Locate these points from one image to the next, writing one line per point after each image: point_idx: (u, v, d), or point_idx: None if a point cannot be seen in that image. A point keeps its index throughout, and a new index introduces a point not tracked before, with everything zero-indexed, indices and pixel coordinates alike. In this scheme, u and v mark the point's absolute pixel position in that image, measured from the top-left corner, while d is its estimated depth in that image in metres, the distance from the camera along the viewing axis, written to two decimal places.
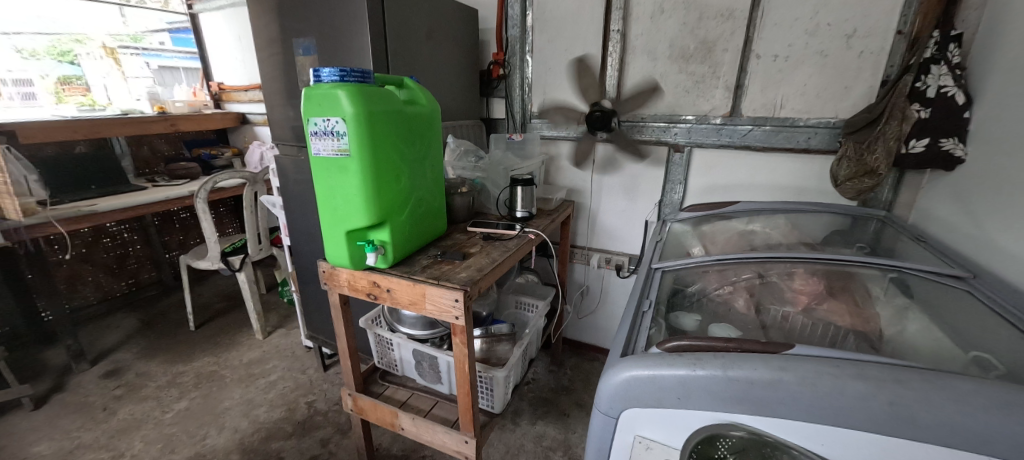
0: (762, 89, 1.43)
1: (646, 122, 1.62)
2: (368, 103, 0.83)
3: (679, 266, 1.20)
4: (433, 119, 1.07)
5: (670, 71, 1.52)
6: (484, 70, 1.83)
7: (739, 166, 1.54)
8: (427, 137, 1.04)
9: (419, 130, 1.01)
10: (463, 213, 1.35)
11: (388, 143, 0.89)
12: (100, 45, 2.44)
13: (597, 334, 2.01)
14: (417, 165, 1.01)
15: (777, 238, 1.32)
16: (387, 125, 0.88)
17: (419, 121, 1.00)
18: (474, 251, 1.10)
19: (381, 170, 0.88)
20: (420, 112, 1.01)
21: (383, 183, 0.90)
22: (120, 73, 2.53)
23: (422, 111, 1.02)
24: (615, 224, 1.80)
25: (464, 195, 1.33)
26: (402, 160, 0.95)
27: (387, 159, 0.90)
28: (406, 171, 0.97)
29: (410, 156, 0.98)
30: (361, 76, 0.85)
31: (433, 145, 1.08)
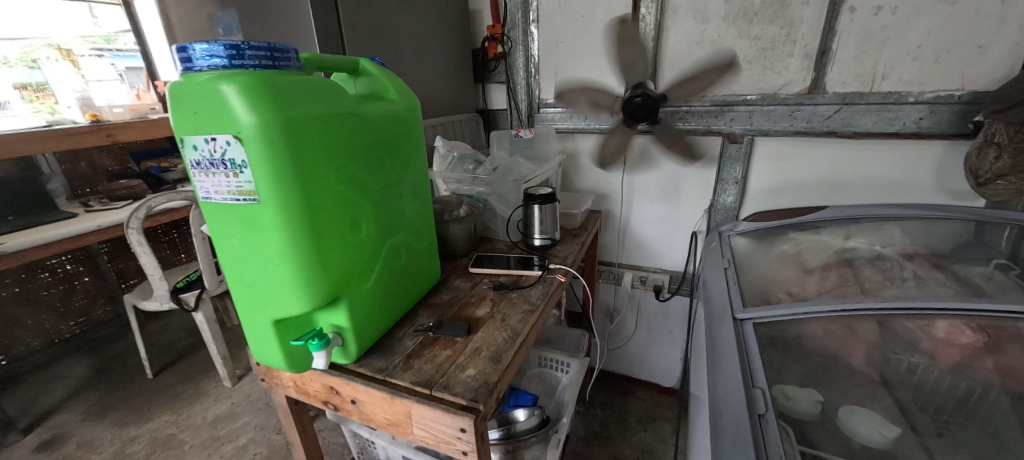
0: (856, 54, 1.06)
1: (691, 106, 1.25)
2: (287, 106, 0.46)
3: (772, 319, 0.83)
4: (412, 121, 0.70)
5: (726, 36, 1.15)
6: (478, 49, 1.45)
7: (817, 158, 1.18)
8: (403, 149, 0.68)
9: (390, 140, 0.64)
10: (463, 246, 0.99)
11: (332, 170, 0.53)
12: (57, 48, 2.05)
13: (630, 364, 1.68)
14: (389, 195, 0.65)
15: (889, 257, 0.98)
16: (328, 141, 0.52)
17: (388, 126, 0.63)
18: (483, 316, 0.75)
19: (324, 217, 0.52)
20: (389, 111, 0.64)
21: (331, 238, 0.54)
22: (81, 77, 2.12)
23: (393, 110, 0.65)
24: (651, 235, 1.45)
25: (462, 222, 0.97)
26: (362, 194, 0.58)
27: (334, 197, 0.53)
28: (371, 209, 0.61)
29: (376, 183, 0.61)
30: (271, 56, 0.47)
31: (414, 159, 0.71)
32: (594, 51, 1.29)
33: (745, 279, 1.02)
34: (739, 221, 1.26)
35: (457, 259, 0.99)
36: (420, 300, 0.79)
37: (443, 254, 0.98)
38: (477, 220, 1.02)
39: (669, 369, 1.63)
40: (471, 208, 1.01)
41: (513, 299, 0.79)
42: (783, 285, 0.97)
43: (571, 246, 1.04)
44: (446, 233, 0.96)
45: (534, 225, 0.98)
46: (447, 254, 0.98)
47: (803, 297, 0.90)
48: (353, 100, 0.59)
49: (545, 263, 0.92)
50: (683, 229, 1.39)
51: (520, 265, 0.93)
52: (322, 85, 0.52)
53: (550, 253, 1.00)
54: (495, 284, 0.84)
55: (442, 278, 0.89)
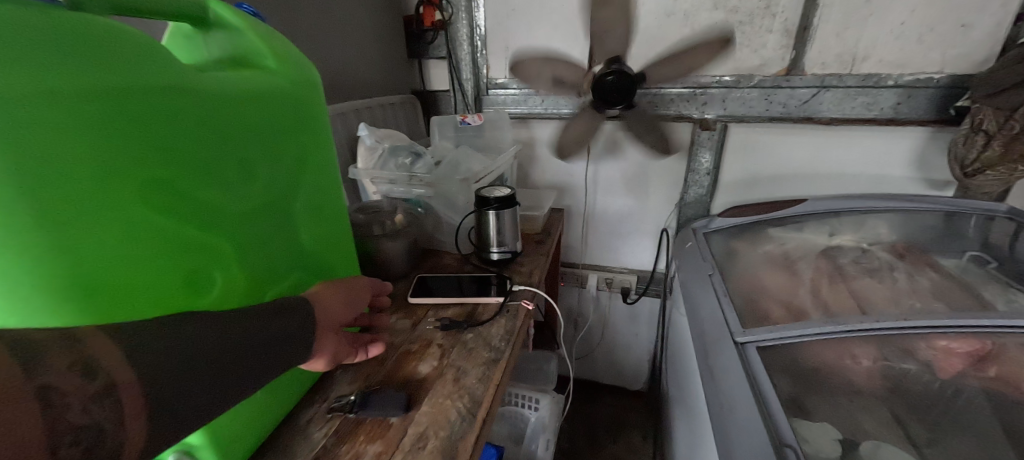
0: (837, 32, 0.96)
1: (660, 88, 1.10)
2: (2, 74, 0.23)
3: (779, 341, 0.69)
4: (307, 101, 0.46)
5: (700, 7, 1.00)
6: (411, 17, 1.20)
7: (793, 146, 1.09)
8: (292, 144, 0.44)
9: (263, 131, 0.40)
10: (398, 267, 0.77)
11: (127, 190, 0.29)
12: None
13: (592, 369, 1.57)
14: (267, 216, 0.42)
15: (875, 255, 0.91)
16: (109, 139, 0.28)
17: (257, 110, 0.40)
18: (427, 377, 0.54)
19: (109, 274, 0.29)
20: (259, 86, 0.40)
21: (131, 305, 0.31)
22: None
23: (266, 84, 0.41)
24: (616, 232, 1.31)
25: (397, 238, 0.74)
26: (208, 223, 0.35)
27: (135, 237, 0.30)
28: (229, 243, 0.38)
29: (238, 202, 0.38)
30: None
31: (314, 158, 0.48)
32: (552, 22, 1.11)
33: (729, 285, 0.90)
34: (713, 216, 1.15)
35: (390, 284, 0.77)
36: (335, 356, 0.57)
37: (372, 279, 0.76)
38: (416, 233, 0.81)
39: (635, 373, 1.53)
40: (407, 218, 0.78)
41: (468, 346, 0.59)
42: (773, 292, 0.86)
43: (535, 258, 0.86)
44: (375, 252, 0.73)
45: (489, 236, 0.79)
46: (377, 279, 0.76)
47: (798, 307, 0.79)
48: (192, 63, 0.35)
49: (506, 286, 0.73)
50: (651, 225, 1.27)
51: (475, 290, 0.72)
52: (94, 31, 0.27)
53: (512, 269, 0.81)
54: (442, 323, 0.63)
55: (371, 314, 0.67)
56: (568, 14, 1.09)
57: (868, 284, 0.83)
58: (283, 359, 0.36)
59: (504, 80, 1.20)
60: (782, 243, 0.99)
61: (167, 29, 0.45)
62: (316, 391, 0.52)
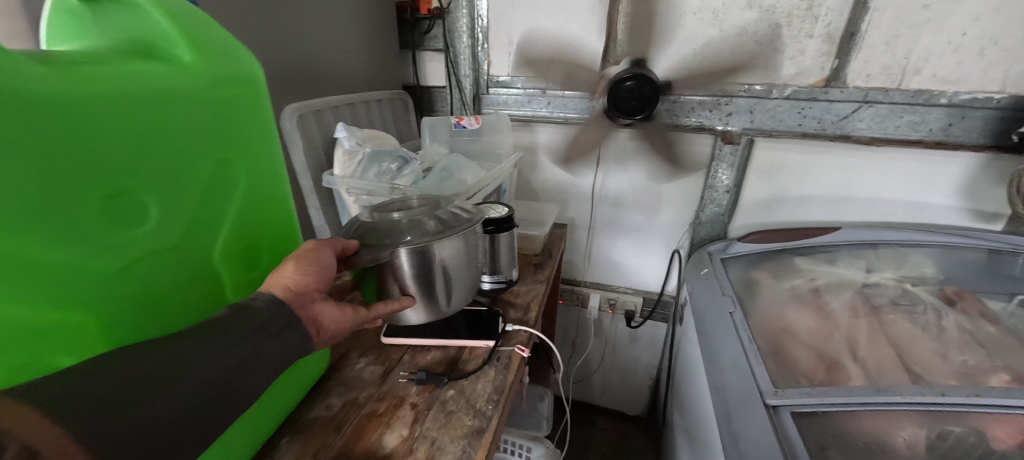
0: (886, 40, 0.85)
1: (681, 95, 0.98)
2: None
3: (822, 408, 0.58)
4: (208, 102, 0.35)
5: (733, 6, 0.89)
6: (405, 4, 1.09)
7: (827, 167, 0.97)
8: (178, 164, 0.33)
9: (127, 151, 0.29)
10: (464, 280, 0.54)
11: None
12: None
13: (589, 391, 1.47)
14: (145, 262, 0.31)
15: (916, 296, 0.81)
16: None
17: (117, 122, 0.29)
18: (393, 453, 0.43)
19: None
20: (124, 87, 0.29)
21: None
22: None
23: (138, 85, 0.30)
24: (621, 250, 1.21)
25: (448, 237, 0.50)
26: (19, 290, 0.25)
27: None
28: (64, 309, 0.27)
29: (86, 251, 0.27)
30: None
31: (225, 176, 0.37)
32: (562, 16, 0.99)
33: (753, 324, 0.79)
34: (732, 240, 1.04)
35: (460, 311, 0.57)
36: (279, 421, 0.46)
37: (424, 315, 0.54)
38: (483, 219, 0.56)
39: (634, 399, 1.43)
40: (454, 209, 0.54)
41: (448, 408, 0.48)
42: (805, 336, 0.75)
43: (534, 287, 0.74)
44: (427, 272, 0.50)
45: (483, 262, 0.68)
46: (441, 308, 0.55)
47: (835, 357, 0.69)
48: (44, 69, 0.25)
49: (498, 327, 0.62)
50: (660, 245, 1.17)
51: (462, 329, 0.62)
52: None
53: (504, 301, 0.70)
54: (417, 375, 0.52)
55: (335, 358, 0.56)
56: (582, 7, 0.97)
57: (914, 332, 0.72)
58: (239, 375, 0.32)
59: (506, 78, 1.09)
60: (812, 278, 0.88)
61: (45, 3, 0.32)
62: None
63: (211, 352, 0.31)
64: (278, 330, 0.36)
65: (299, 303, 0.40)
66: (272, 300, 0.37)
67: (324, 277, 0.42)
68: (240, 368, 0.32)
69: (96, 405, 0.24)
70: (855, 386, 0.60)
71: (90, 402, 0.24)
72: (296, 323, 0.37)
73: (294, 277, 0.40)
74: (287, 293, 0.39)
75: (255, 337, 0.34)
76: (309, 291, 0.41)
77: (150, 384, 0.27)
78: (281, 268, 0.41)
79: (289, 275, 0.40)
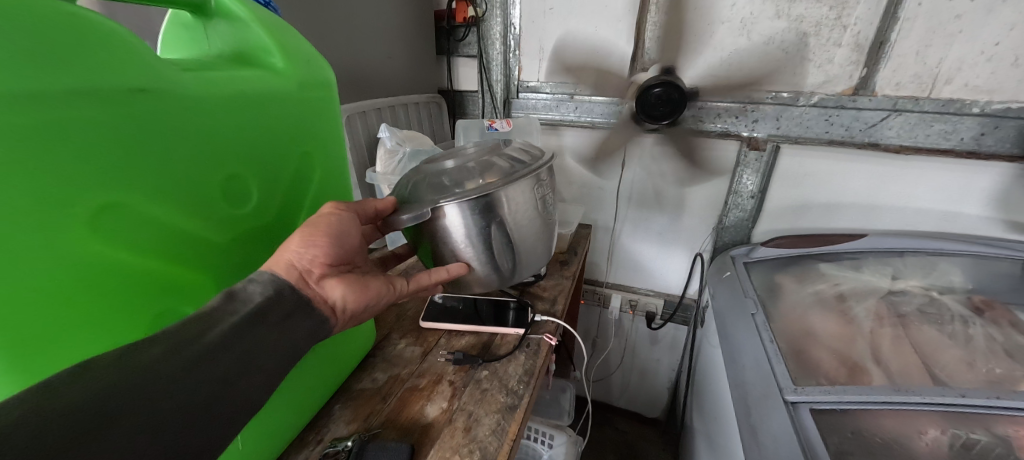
0: (917, 49, 0.84)
1: (707, 102, 1.00)
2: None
3: (842, 406, 0.59)
4: (301, 107, 0.41)
5: (761, 15, 0.90)
6: (442, 12, 1.15)
7: (853, 174, 0.97)
8: (276, 158, 0.40)
9: (239, 142, 0.36)
10: (536, 235, 0.54)
11: (62, 220, 0.26)
12: None
13: (609, 390, 1.50)
14: (243, 236, 0.39)
15: (945, 306, 0.79)
16: (18, 153, 0.24)
17: (234, 118, 0.35)
18: (434, 422, 0.47)
19: (19, 323, 0.26)
20: (241, 90, 0.35)
21: (46, 344, 0.27)
22: None
23: (251, 88, 0.36)
24: (644, 252, 1.24)
25: (518, 183, 0.49)
26: (161, 247, 0.32)
27: (54, 274, 0.26)
28: (188, 265, 0.34)
29: (207, 226, 0.35)
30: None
31: (307, 170, 0.44)
32: (592, 24, 1.03)
33: (776, 326, 0.80)
34: (756, 245, 1.06)
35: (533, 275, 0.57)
36: (332, 390, 0.51)
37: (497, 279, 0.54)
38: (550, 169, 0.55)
39: (653, 400, 1.44)
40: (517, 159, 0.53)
41: (482, 386, 0.52)
42: (827, 339, 0.75)
43: (560, 282, 0.78)
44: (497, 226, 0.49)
45: None
46: (513, 271, 0.54)
47: (858, 361, 0.69)
48: (196, 83, 0.32)
49: (526, 318, 0.66)
50: (683, 248, 1.19)
51: (493, 318, 0.66)
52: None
53: (532, 293, 0.74)
54: (454, 356, 0.57)
55: (379, 338, 0.61)
56: (611, 16, 1.01)
57: (941, 341, 0.70)
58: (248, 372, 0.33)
59: (536, 84, 1.14)
60: (837, 283, 0.88)
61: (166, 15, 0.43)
62: (309, 434, 0.46)
63: (201, 354, 0.31)
64: (279, 319, 0.36)
65: (302, 281, 0.39)
66: (270, 285, 0.37)
67: (329, 250, 0.41)
68: (239, 366, 0.32)
69: (77, 411, 0.25)
70: (878, 386, 0.61)
71: (63, 412, 0.25)
72: (298, 309, 0.37)
73: (297, 253, 0.40)
74: (291, 271, 0.39)
75: (249, 331, 0.34)
76: (314, 267, 0.40)
77: (130, 389, 0.27)
78: (287, 241, 0.40)
79: (293, 251, 0.39)
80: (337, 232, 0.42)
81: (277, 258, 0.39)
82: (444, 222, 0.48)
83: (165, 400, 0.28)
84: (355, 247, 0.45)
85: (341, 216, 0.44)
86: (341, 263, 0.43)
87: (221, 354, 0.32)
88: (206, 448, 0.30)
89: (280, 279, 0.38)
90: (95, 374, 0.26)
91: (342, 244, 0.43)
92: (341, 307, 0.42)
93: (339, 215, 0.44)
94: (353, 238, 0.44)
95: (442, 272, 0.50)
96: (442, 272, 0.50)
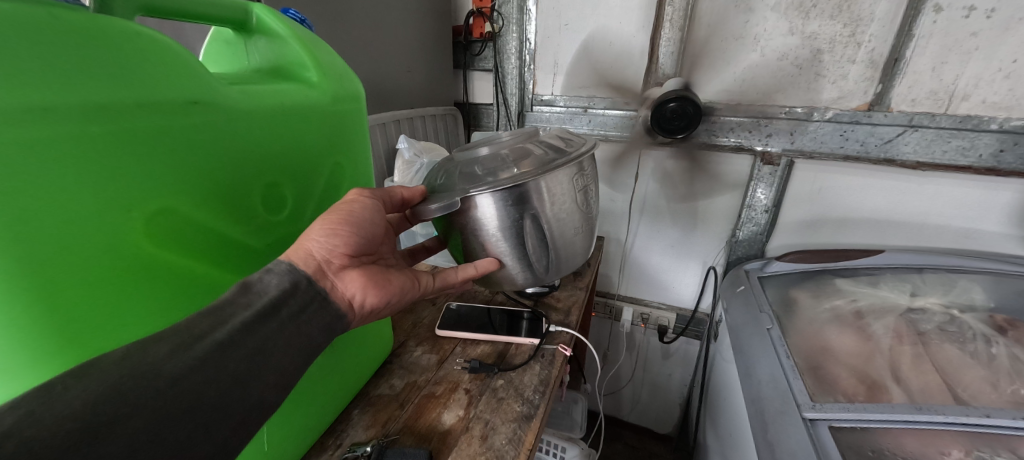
0: (933, 65, 0.83)
1: (720, 116, 1.00)
2: (64, 160, 0.25)
3: (863, 424, 0.59)
4: (334, 120, 0.43)
5: (774, 31, 0.91)
6: (460, 28, 1.20)
7: (869, 189, 0.97)
8: (309, 168, 0.42)
9: (278, 151, 0.38)
10: (574, 230, 0.53)
11: (122, 222, 0.28)
12: None
13: (621, 405, 1.49)
14: (273, 240, 0.41)
15: (966, 323, 0.77)
16: (89, 160, 0.26)
17: (275, 129, 0.37)
18: (452, 429, 0.48)
19: (80, 318, 0.27)
20: (282, 103, 0.38)
21: (99, 342, 0.29)
22: None
23: (291, 101, 0.39)
24: (657, 264, 1.24)
25: (557, 172, 0.49)
26: (207, 249, 0.34)
27: (114, 274, 0.28)
28: (227, 267, 0.36)
29: (243, 231, 0.37)
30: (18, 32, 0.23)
31: (336, 179, 0.46)
32: (605, 40, 1.05)
33: (791, 340, 0.79)
34: (770, 258, 1.05)
35: (569, 272, 0.56)
36: (350, 396, 0.52)
37: (530, 273, 0.54)
38: (589, 160, 0.55)
39: (665, 415, 1.43)
40: (556, 149, 0.53)
41: (499, 394, 0.53)
42: (844, 356, 0.74)
43: (574, 293, 0.79)
44: (533, 217, 0.49)
45: None
46: (549, 266, 0.54)
47: (879, 378, 0.68)
48: (240, 97, 0.34)
49: (542, 328, 0.66)
50: (696, 261, 1.18)
51: (507, 328, 0.66)
52: (79, 35, 0.25)
53: (547, 304, 0.74)
54: (470, 364, 0.57)
55: (396, 345, 0.62)
56: (623, 32, 1.03)
57: (962, 360, 0.69)
58: (275, 373, 0.34)
59: (550, 97, 1.16)
60: (854, 299, 0.86)
61: (209, 35, 0.47)
62: (329, 439, 0.47)
63: (213, 352, 0.31)
64: (294, 313, 0.36)
65: (320, 271, 0.40)
66: (287, 276, 0.37)
67: (348, 240, 0.42)
68: (261, 364, 0.33)
69: (77, 414, 0.25)
70: (897, 404, 0.60)
71: (82, 403, 0.26)
72: (314, 302, 0.38)
73: (316, 243, 0.40)
74: (309, 261, 0.40)
75: (260, 327, 0.34)
76: (333, 258, 0.41)
77: (131, 391, 0.27)
78: (307, 231, 0.40)
79: (313, 240, 0.40)
80: (355, 221, 0.43)
81: (297, 248, 0.39)
82: (478, 213, 0.49)
83: (167, 400, 0.29)
84: (376, 236, 0.46)
85: (363, 204, 0.45)
86: (360, 253, 0.44)
87: (228, 354, 0.32)
88: (229, 443, 0.31)
89: (297, 270, 0.38)
90: (98, 376, 0.27)
91: (360, 235, 0.43)
92: (359, 300, 0.42)
93: (359, 204, 0.44)
94: (372, 227, 0.45)
95: (469, 269, 0.51)
96: (469, 270, 0.51)
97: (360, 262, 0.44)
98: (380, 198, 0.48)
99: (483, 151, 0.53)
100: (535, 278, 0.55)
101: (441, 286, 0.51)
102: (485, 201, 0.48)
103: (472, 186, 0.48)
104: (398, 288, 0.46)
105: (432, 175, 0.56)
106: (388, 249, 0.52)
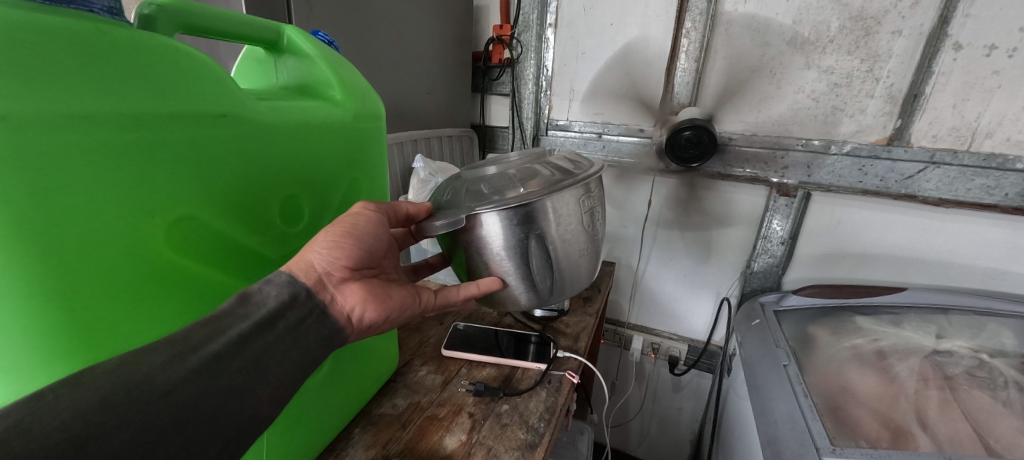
0: (954, 102, 0.83)
1: (736, 145, 1.00)
2: (96, 165, 0.26)
3: None
4: (353, 137, 0.44)
5: (790, 64, 0.91)
6: (479, 54, 1.25)
7: (889, 225, 0.95)
8: (325, 182, 0.43)
9: (298, 164, 0.39)
10: (580, 251, 0.53)
11: (144, 228, 0.29)
12: None
13: (629, 438, 1.44)
14: (285, 249, 0.41)
15: (995, 370, 0.73)
16: (119, 168, 0.27)
17: (297, 143, 0.38)
18: (452, 454, 0.47)
19: (97, 321, 0.28)
20: (306, 119, 0.39)
21: (110, 346, 0.29)
22: None
23: (315, 117, 0.40)
24: (669, 293, 1.21)
25: (563, 192, 0.49)
26: (223, 258, 0.35)
27: (134, 278, 0.29)
28: (239, 275, 0.37)
29: (257, 240, 0.37)
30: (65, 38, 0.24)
31: (352, 195, 0.47)
32: (620, 67, 1.07)
33: (809, 378, 0.76)
34: (786, 291, 1.02)
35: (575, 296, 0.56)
36: (353, 414, 0.51)
37: (536, 294, 0.53)
38: (597, 183, 0.55)
39: (674, 450, 1.37)
40: (564, 170, 0.53)
41: (502, 420, 0.51)
42: (865, 398, 0.70)
43: (583, 319, 0.77)
44: (539, 237, 0.49)
45: None
46: (553, 287, 0.53)
47: (901, 424, 0.64)
48: (265, 110, 0.35)
49: (546, 354, 0.64)
50: (709, 291, 1.16)
51: (513, 350, 0.65)
52: (120, 48, 0.27)
53: (554, 329, 0.73)
54: (475, 387, 0.56)
55: (400, 364, 0.61)
56: (639, 60, 1.05)
57: (994, 408, 0.65)
58: (270, 387, 0.34)
59: (565, 122, 1.18)
60: (874, 339, 0.83)
61: (241, 53, 0.49)
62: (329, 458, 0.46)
63: (207, 363, 0.31)
64: (291, 325, 0.36)
65: (320, 283, 0.40)
66: (287, 288, 0.37)
67: (351, 253, 0.42)
68: (253, 378, 0.33)
69: (67, 423, 0.25)
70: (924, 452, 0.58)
71: (71, 413, 0.25)
72: (313, 315, 0.38)
73: (318, 255, 0.40)
74: (310, 273, 0.40)
75: (256, 339, 0.34)
76: (333, 270, 0.41)
77: (121, 402, 0.27)
78: (310, 242, 0.40)
79: (314, 252, 0.40)
80: (357, 233, 0.43)
81: (299, 258, 0.39)
82: (483, 230, 0.49)
83: (159, 412, 0.28)
84: (377, 251, 0.46)
85: (368, 217, 0.45)
86: (361, 266, 0.44)
87: (224, 366, 0.32)
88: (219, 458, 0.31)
89: (297, 282, 0.38)
90: (90, 386, 0.27)
91: (363, 247, 0.43)
92: (357, 315, 0.42)
93: (362, 217, 0.45)
94: (376, 240, 0.45)
95: (471, 287, 0.51)
96: (471, 287, 0.51)
97: (361, 275, 0.44)
98: (385, 211, 0.48)
99: (490, 170, 0.53)
100: (539, 299, 0.54)
101: (443, 303, 0.51)
102: (491, 219, 0.48)
103: (478, 204, 0.48)
104: (398, 303, 0.46)
105: (438, 192, 0.56)
106: (390, 263, 0.52)
